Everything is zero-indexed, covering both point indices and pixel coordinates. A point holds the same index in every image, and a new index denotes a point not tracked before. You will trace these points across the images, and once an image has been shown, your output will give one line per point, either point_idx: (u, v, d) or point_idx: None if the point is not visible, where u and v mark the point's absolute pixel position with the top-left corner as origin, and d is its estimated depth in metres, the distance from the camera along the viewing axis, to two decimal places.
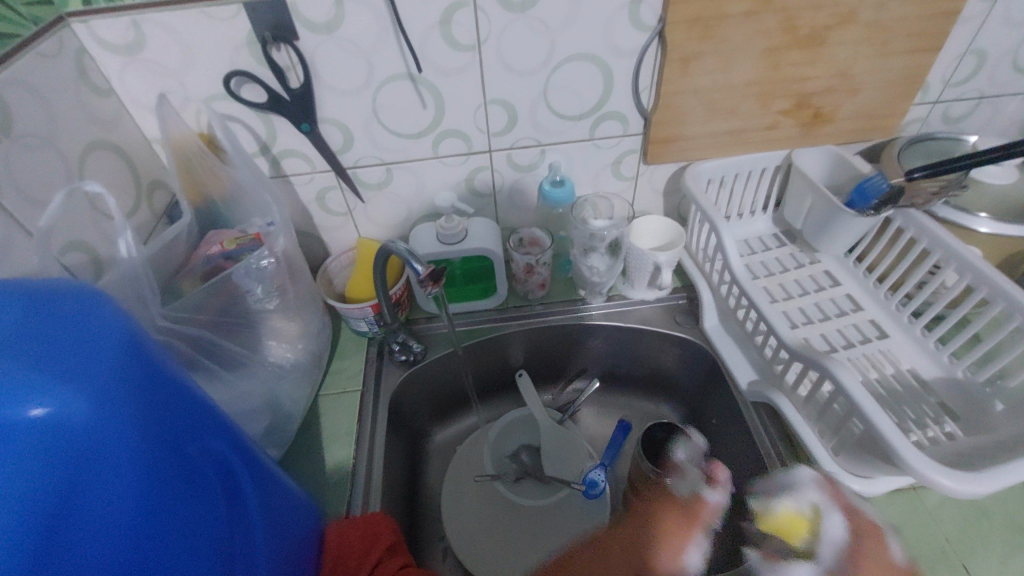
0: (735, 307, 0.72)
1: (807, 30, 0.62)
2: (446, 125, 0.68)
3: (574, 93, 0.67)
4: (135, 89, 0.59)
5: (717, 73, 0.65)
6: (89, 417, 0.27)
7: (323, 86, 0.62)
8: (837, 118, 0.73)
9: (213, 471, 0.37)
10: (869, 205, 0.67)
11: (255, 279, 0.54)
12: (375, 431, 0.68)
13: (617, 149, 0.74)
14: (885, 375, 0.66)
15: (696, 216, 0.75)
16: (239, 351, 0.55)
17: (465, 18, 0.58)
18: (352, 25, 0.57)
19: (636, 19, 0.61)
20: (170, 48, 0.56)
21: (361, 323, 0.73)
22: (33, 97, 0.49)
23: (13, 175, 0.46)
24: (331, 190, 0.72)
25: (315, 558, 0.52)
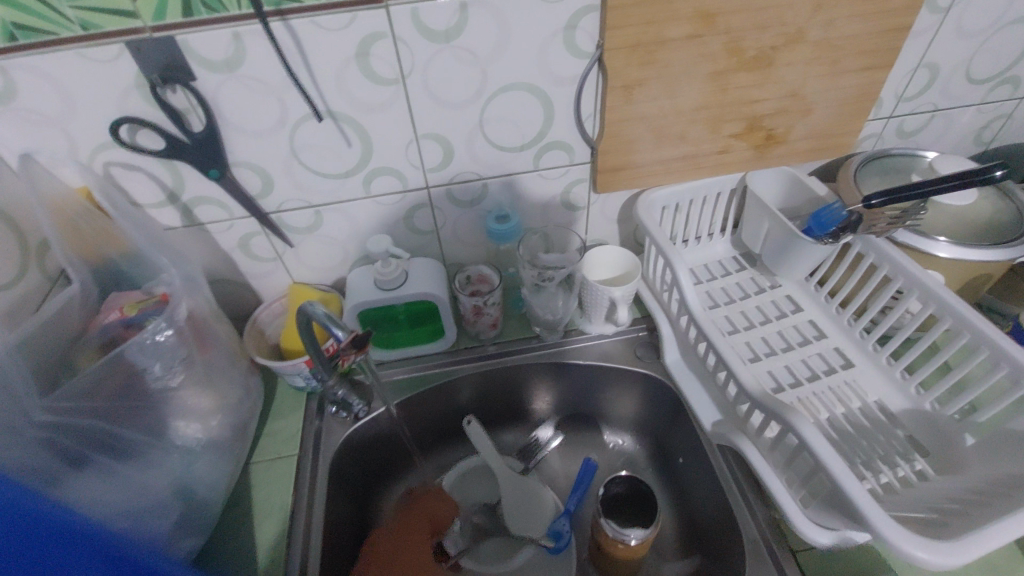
0: (695, 341, 0.68)
1: (753, 51, 0.59)
2: (375, 163, 0.62)
3: (512, 124, 0.62)
4: (10, 141, 0.52)
5: (664, 98, 0.61)
6: None
7: (232, 129, 0.55)
8: (791, 139, 0.69)
9: None
10: (827, 233, 0.64)
11: (152, 355, 0.48)
12: (313, 500, 0.62)
13: (565, 179, 0.69)
14: (852, 410, 0.62)
15: (651, 246, 0.71)
16: (138, 437, 0.48)
17: (384, 50, 0.53)
18: (256, 62, 0.51)
19: (573, 45, 0.56)
20: (45, 94, 0.49)
21: (297, 378, 0.68)
22: None
23: None
24: (255, 236, 0.66)
25: None
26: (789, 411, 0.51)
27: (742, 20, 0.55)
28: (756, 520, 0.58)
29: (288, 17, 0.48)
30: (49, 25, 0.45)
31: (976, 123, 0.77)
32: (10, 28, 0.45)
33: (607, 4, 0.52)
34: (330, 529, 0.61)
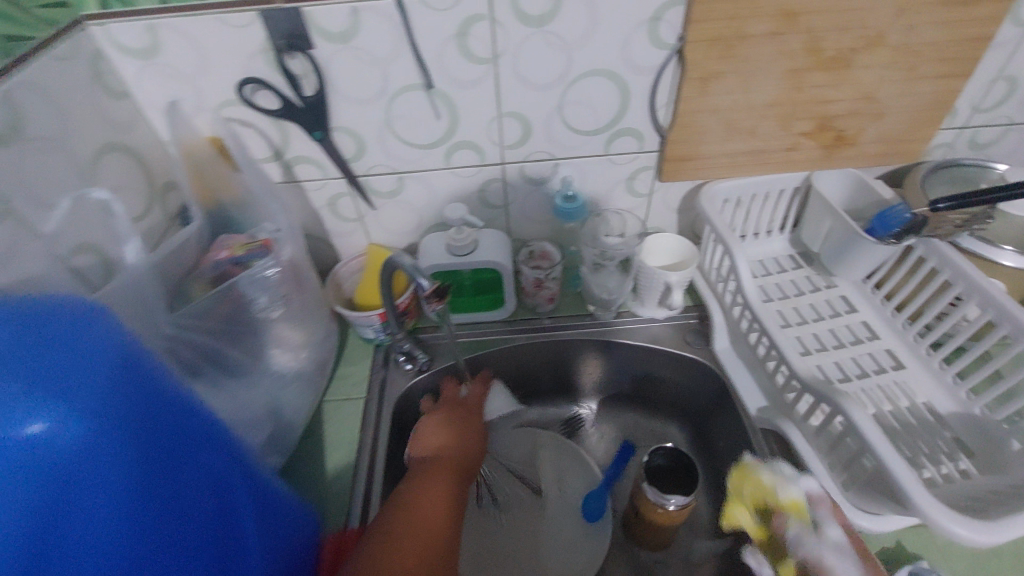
0: (747, 330, 0.71)
1: (832, 52, 0.61)
2: (459, 136, 0.67)
3: (589, 108, 0.66)
4: (151, 93, 0.59)
5: (739, 92, 0.64)
6: (83, 431, 0.28)
7: (337, 95, 0.61)
8: (859, 142, 0.71)
9: (210, 493, 0.37)
10: (890, 233, 0.65)
11: (260, 288, 0.53)
12: (376, 440, 0.68)
13: (632, 165, 0.73)
14: (899, 408, 0.64)
15: (710, 236, 0.74)
16: (244, 359, 0.55)
17: (481, 31, 0.57)
18: (367, 35, 0.56)
19: (656, 35, 0.59)
20: (185, 53, 0.56)
21: (368, 329, 0.73)
22: (47, 100, 0.48)
23: (27, 181, 0.45)
24: (342, 196, 0.72)
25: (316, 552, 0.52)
26: (839, 395, 0.54)
27: (824, 20, 0.58)
28: None
29: None
30: None
31: None
32: None
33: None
34: (389, 469, 0.67)
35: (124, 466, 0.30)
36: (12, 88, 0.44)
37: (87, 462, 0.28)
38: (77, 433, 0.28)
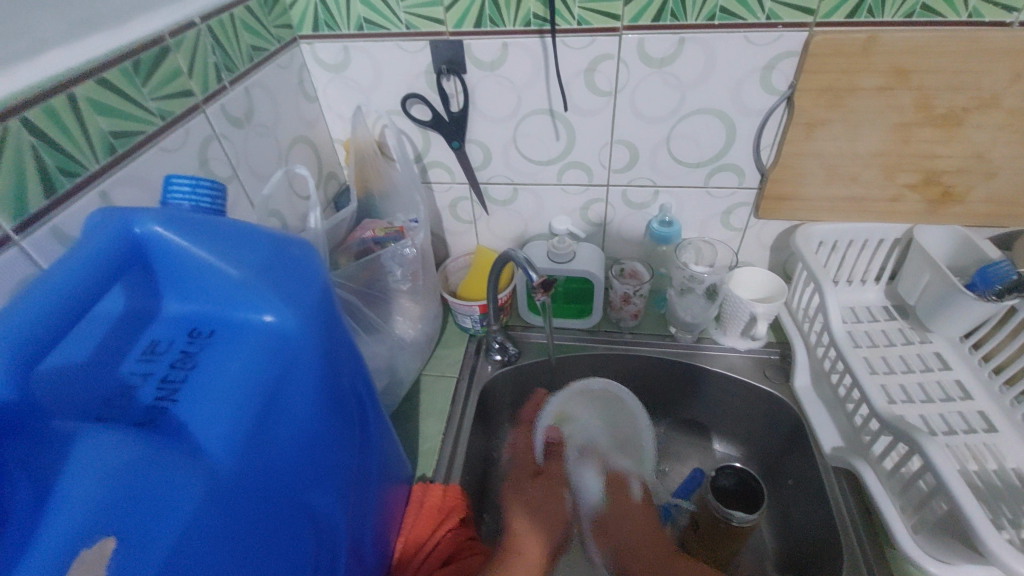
0: (829, 369, 0.72)
1: (943, 109, 0.63)
2: (573, 157, 0.76)
3: (695, 144, 0.72)
4: (334, 100, 0.74)
5: (843, 139, 0.68)
6: (298, 333, 0.36)
7: (477, 113, 0.72)
8: (969, 199, 0.71)
9: (356, 404, 0.45)
10: (991, 290, 0.66)
11: (397, 263, 0.65)
12: (463, 414, 0.76)
13: (729, 200, 0.78)
14: (986, 470, 0.62)
15: (801, 274, 0.76)
16: (375, 319, 0.65)
17: (607, 68, 0.66)
18: (511, 65, 0.67)
19: (767, 82, 0.65)
20: (367, 69, 0.70)
21: (466, 318, 0.82)
22: (268, 96, 0.63)
23: (249, 155, 0.59)
24: (463, 199, 0.83)
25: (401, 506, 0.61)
26: (918, 434, 0.55)
27: (936, 79, 0.61)
28: (861, 541, 0.61)
29: (544, 34, 0.64)
30: (386, 23, 0.65)
31: None
32: (362, 22, 0.66)
33: (808, 53, 0.61)
34: (471, 444, 0.75)
35: (316, 367, 0.38)
36: (250, 86, 0.59)
37: (294, 365, 0.37)
38: (294, 333, 0.36)
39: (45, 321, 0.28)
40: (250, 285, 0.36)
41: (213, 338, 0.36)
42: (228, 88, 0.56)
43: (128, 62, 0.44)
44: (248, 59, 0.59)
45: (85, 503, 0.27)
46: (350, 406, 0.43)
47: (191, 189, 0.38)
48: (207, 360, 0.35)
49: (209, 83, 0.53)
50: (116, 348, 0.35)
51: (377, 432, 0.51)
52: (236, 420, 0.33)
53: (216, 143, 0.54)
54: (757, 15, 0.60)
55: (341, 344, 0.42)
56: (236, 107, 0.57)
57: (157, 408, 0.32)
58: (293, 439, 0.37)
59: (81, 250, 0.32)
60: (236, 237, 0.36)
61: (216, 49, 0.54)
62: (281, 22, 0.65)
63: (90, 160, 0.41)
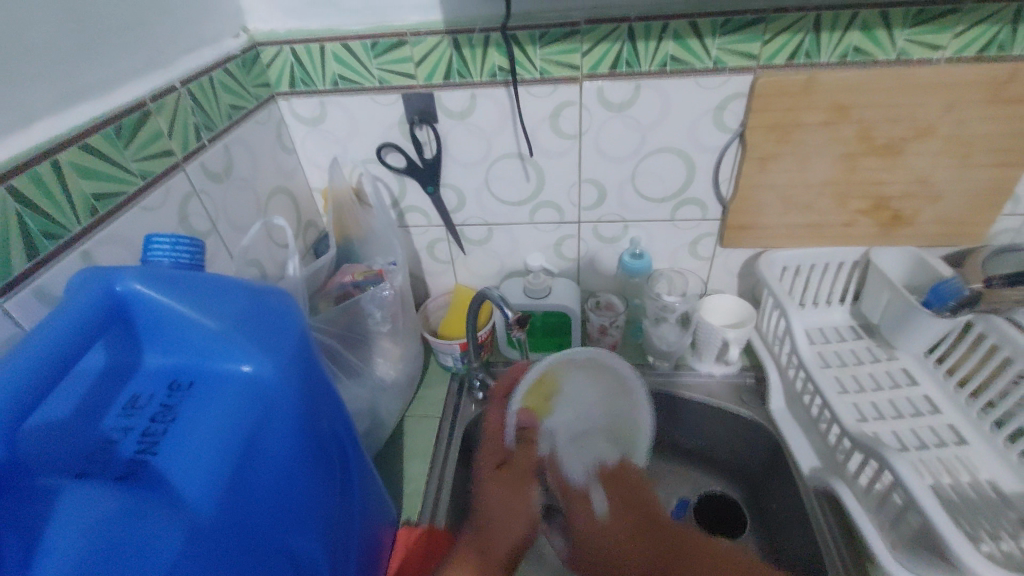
0: (802, 391, 0.73)
1: (884, 140, 0.68)
2: (544, 196, 0.79)
3: (658, 180, 0.76)
4: (312, 152, 0.77)
5: (796, 171, 0.72)
6: (276, 380, 0.38)
7: (450, 159, 0.76)
8: (917, 221, 0.75)
9: (336, 447, 0.46)
10: (946, 306, 0.69)
11: (377, 305, 0.66)
12: (448, 453, 0.75)
13: (695, 231, 0.81)
14: (959, 482, 0.63)
15: (768, 299, 0.79)
16: (356, 361, 0.66)
17: (571, 113, 0.70)
18: (480, 114, 0.71)
19: (720, 122, 0.70)
20: (343, 122, 0.73)
21: (448, 357, 0.83)
22: (247, 152, 0.65)
23: (229, 208, 0.61)
24: (440, 241, 0.86)
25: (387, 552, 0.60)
26: (887, 450, 0.57)
27: (874, 113, 0.66)
28: (845, 562, 0.62)
29: (510, 85, 0.68)
30: (360, 78, 0.69)
31: None
32: (337, 78, 0.69)
33: (754, 94, 0.66)
34: (456, 486, 0.74)
35: (294, 412, 0.39)
36: (228, 142, 0.62)
37: (273, 412, 0.38)
38: (272, 378, 0.37)
39: (29, 381, 0.29)
40: (228, 336, 0.37)
41: (193, 389, 0.37)
42: (207, 145, 0.58)
43: (110, 128, 0.47)
44: (226, 117, 0.62)
45: (70, 557, 0.27)
46: (328, 450, 0.44)
47: (171, 246, 0.40)
48: (188, 410, 0.36)
49: (189, 142, 0.56)
50: (98, 404, 0.36)
51: (361, 476, 0.51)
52: (215, 469, 0.34)
53: (195, 198, 0.56)
54: (705, 62, 0.65)
55: (319, 388, 0.43)
56: (215, 163, 0.60)
57: (138, 461, 0.33)
58: (271, 486, 0.38)
59: (65, 310, 0.33)
60: (215, 291, 0.38)
61: (196, 110, 0.56)
62: (259, 81, 0.68)
63: (73, 221, 0.43)
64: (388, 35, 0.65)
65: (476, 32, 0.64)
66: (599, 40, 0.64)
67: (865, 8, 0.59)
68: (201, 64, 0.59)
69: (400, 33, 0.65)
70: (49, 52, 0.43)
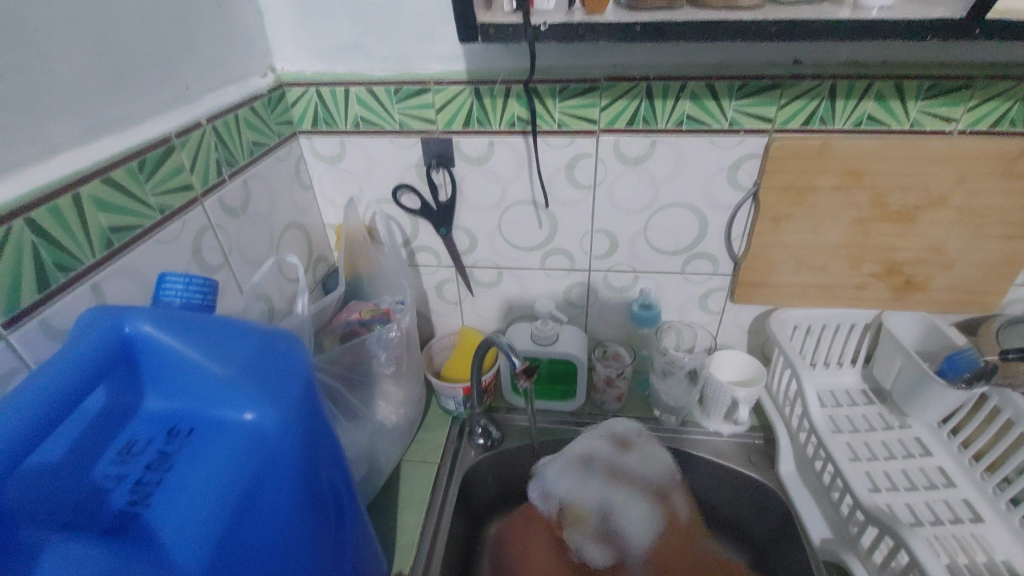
0: (813, 456, 0.71)
1: (896, 208, 0.68)
2: (555, 244, 0.79)
3: (670, 233, 0.76)
4: (328, 189, 0.78)
5: (809, 232, 0.72)
6: (279, 433, 0.36)
7: (464, 203, 0.76)
8: (930, 288, 0.75)
9: (334, 505, 0.43)
10: (960, 376, 0.68)
11: (381, 346, 0.65)
12: (444, 505, 0.72)
13: (706, 285, 0.81)
14: (977, 564, 0.60)
15: (779, 359, 0.78)
16: (357, 404, 0.65)
17: (586, 165, 0.71)
18: (496, 161, 0.72)
19: (734, 180, 0.70)
20: (361, 162, 0.74)
21: (450, 401, 0.81)
22: (264, 187, 0.66)
23: (241, 243, 0.61)
24: (449, 282, 0.86)
25: None
26: (902, 527, 0.55)
27: (888, 180, 0.66)
28: None
29: (527, 134, 0.69)
30: (380, 121, 0.70)
31: None
32: (359, 120, 0.70)
33: (769, 155, 0.67)
34: (450, 537, 0.71)
35: (292, 470, 0.37)
36: (248, 177, 0.62)
37: (274, 465, 0.36)
38: (276, 431, 0.36)
39: (25, 426, 0.29)
40: (234, 383, 0.36)
41: (192, 437, 0.36)
42: (227, 181, 0.59)
43: (133, 162, 0.47)
44: (248, 153, 0.62)
45: None
46: (328, 506, 0.41)
47: (184, 286, 0.40)
48: (185, 461, 0.35)
49: (209, 177, 0.56)
50: (93, 448, 0.35)
51: (356, 534, 0.48)
52: (205, 528, 0.32)
53: (210, 232, 0.56)
54: (721, 123, 0.66)
55: (324, 441, 0.40)
56: (232, 198, 0.60)
57: (128, 513, 0.32)
58: (263, 545, 0.36)
59: (69, 352, 0.33)
60: (223, 336, 0.37)
61: (219, 146, 0.57)
62: (282, 119, 0.69)
63: (87, 254, 0.43)
64: (412, 83, 0.67)
65: (498, 84, 0.65)
66: (617, 97, 0.65)
67: (879, 79, 0.61)
68: (229, 102, 0.60)
69: (423, 81, 0.67)
70: (81, 89, 0.44)
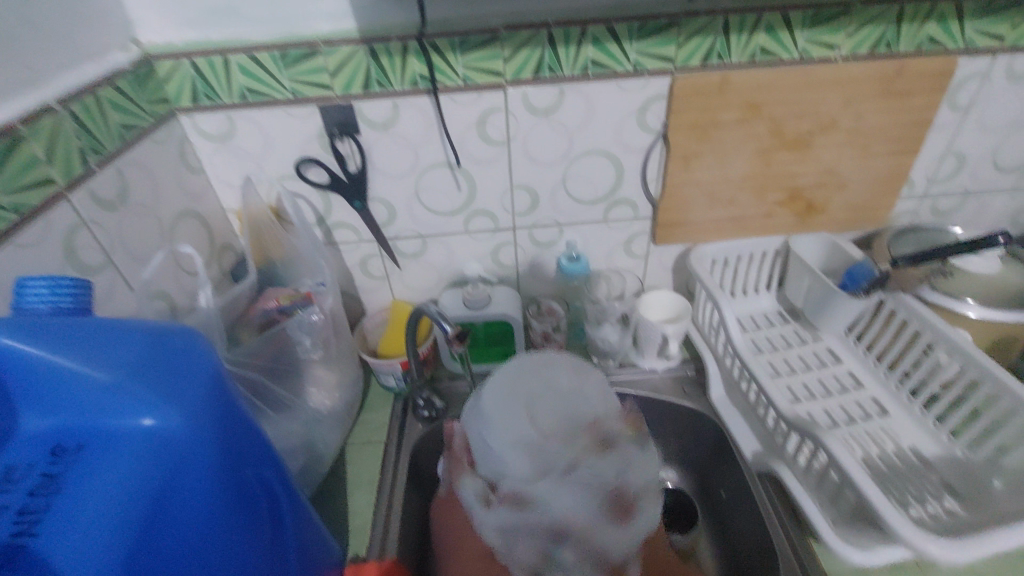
0: (739, 378, 0.76)
1: (793, 135, 0.72)
2: (477, 205, 0.77)
3: (589, 182, 0.76)
4: (222, 170, 0.71)
5: (716, 167, 0.74)
6: (183, 434, 0.33)
7: (376, 172, 0.73)
8: (829, 209, 0.80)
9: (267, 501, 0.41)
10: (860, 287, 0.74)
11: (305, 331, 0.62)
12: (395, 481, 0.71)
13: (629, 230, 0.82)
14: (885, 451, 0.67)
15: (701, 292, 0.82)
16: (285, 394, 0.62)
17: (497, 119, 0.69)
18: (403, 124, 0.68)
19: (643, 123, 0.71)
20: (256, 138, 0.68)
21: (390, 378, 0.79)
22: (145, 175, 0.59)
23: (124, 236, 0.55)
24: (373, 257, 0.82)
25: None
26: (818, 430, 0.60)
27: (783, 110, 0.69)
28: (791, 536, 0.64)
29: (432, 93, 0.66)
30: (269, 90, 0.65)
31: (1009, 207, 0.84)
32: (244, 91, 0.64)
33: (674, 95, 0.67)
34: (406, 513, 0.70)
35: (204, 470, 0.34)
36: (122, 166, 0.56)
37: (183, 469, 0.33)
38: (177, 433, 0.33)
39: None
40: (121, 387, 0.32)
41: (83, 453, 0.33)
42: (97, 170, 0.53)
43: None
44: (118, 138, 0.56)
45: None
46: (259, 504, 0.39)
47: (49, 289, 0.35)
48: (78, 481, 0.32)
49: (73, 167, 0.50)
50: None
51: (299, 529, 0.46)
52: (109, 550, 0.30)
53: (85, 230, 0.50)
54: (625, 65, 0.65)
55: (243, 436, 0.37)
56: (107, 191, 0.54)
57: (13, 546, 0.29)
58: (185, 553, 0.34)
59: None
60: (103, 338, 0.33)
61: (80, 132, 0.51)
62: (155, 97, 0.62)
63: None
64: (297, 45, 0.61)
65: (393, 40, 0.62)
66: (519, 46, 0.63)
67: (768, 9, 0.62)
68: (84, 81, 0.53)
69: (310, 43, 0.61)
70: None
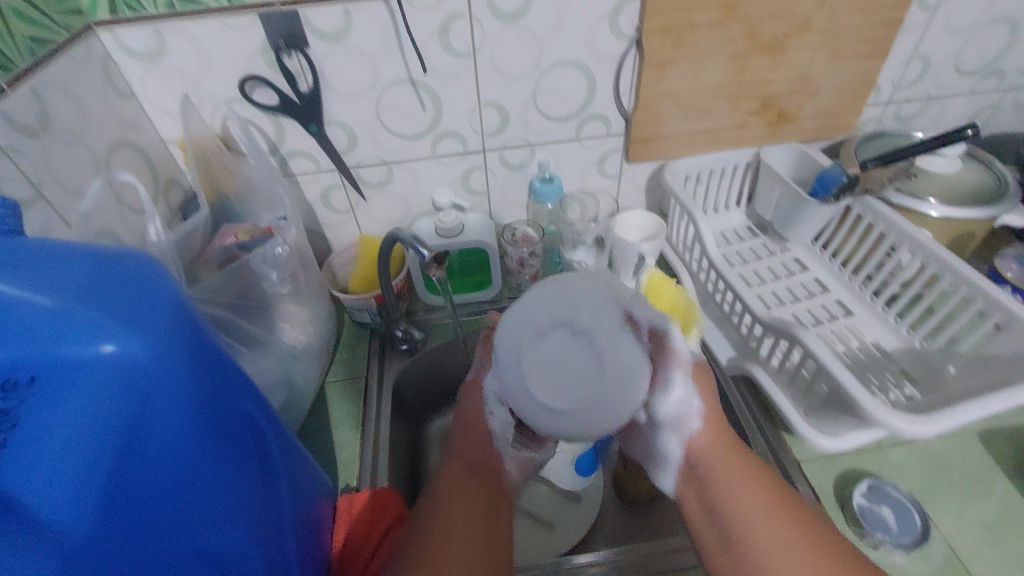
0: (713, 290, 0.77)
1: (767, 38, 0.69)
2: (443, 125, 0.73)
3: (560, 96, 0.72)
4: (156, 94, 0.64)
5: (690, 76, 0.72)
6: (152, 359, 0.29)
7: (331, 92, 0.67)
8: (799, 118, 0.80)
9: (246, 431, 0.38)
10: (830, 194, 0.75)
11: (270, 265, 0.59)
12: (379, 413, 0.70)
13: (601, 149, 0.80)
14: (851, 348, 0.71)
15: (675, 209, 0.81)
16: (256, 331, 0.59)
17: (460, 27, 0.64)
18: (358, 35, 0.62)
19: (616, 28, 0.67)
20: (190, 55, 0.61)
21: (364, 314, 0.76)
22: (67, 97, 0.52)
23: (52, 166, 0.49)
24: (335, 189, 0.77)
25: (331, 524, 0.54)
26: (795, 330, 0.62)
27: (758, 10, 0.67)
28: (766, 432, 0.68)
29: None
30: None
31: (966, 111, 0.86)
32: None
33: None
34: (392, 445, 0.70)
35: (181, 395, 0.31)
36: (37, 85, 0.49)
37: (157, 396, 0.30)
38: (145, 357, 0.29)
39: None
40: (70, 311, 0.28)
41: (34, 387, 0.27)
42: (8, 88, 0.46)
43: None
44: (26, 52, 0.48)
45: None
46: (239, 431, 0.37)
47: None
48: (29, 417, 0.27)
49: None
50: None
51: (282, 460, 0.44)
52: (82, 481, 0.26)
53: (4, 158, 0.44)
54: None
55: (212, 361, 0.35)
56: (24, 114, 0.47)
57: None
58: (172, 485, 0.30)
59: None
60: (39, 262, 0.28)
61: None
62: (64, 6, 0.54)
63: None
64: None
65: None
66: None
67: None
68: None
69: None
70: None
